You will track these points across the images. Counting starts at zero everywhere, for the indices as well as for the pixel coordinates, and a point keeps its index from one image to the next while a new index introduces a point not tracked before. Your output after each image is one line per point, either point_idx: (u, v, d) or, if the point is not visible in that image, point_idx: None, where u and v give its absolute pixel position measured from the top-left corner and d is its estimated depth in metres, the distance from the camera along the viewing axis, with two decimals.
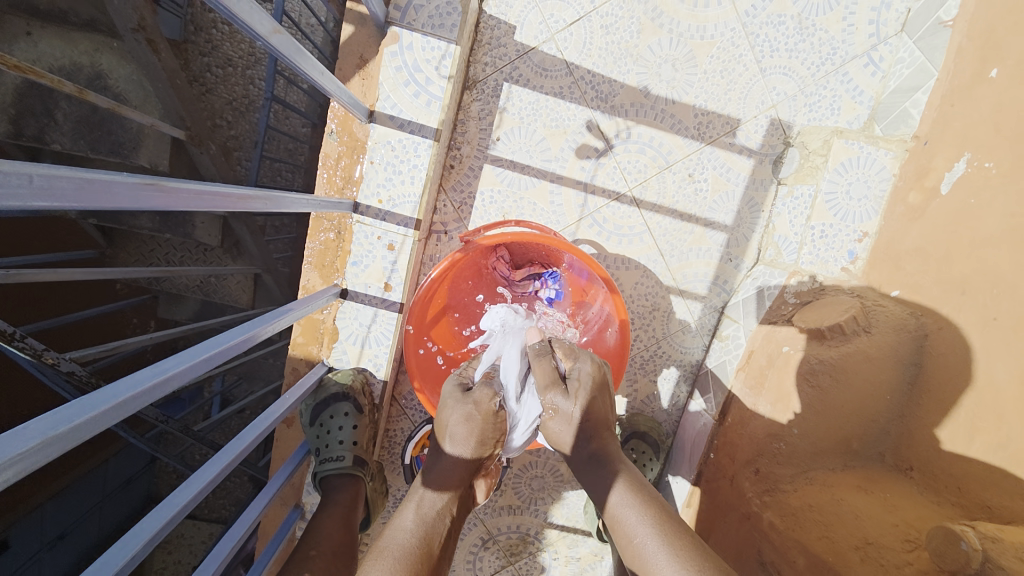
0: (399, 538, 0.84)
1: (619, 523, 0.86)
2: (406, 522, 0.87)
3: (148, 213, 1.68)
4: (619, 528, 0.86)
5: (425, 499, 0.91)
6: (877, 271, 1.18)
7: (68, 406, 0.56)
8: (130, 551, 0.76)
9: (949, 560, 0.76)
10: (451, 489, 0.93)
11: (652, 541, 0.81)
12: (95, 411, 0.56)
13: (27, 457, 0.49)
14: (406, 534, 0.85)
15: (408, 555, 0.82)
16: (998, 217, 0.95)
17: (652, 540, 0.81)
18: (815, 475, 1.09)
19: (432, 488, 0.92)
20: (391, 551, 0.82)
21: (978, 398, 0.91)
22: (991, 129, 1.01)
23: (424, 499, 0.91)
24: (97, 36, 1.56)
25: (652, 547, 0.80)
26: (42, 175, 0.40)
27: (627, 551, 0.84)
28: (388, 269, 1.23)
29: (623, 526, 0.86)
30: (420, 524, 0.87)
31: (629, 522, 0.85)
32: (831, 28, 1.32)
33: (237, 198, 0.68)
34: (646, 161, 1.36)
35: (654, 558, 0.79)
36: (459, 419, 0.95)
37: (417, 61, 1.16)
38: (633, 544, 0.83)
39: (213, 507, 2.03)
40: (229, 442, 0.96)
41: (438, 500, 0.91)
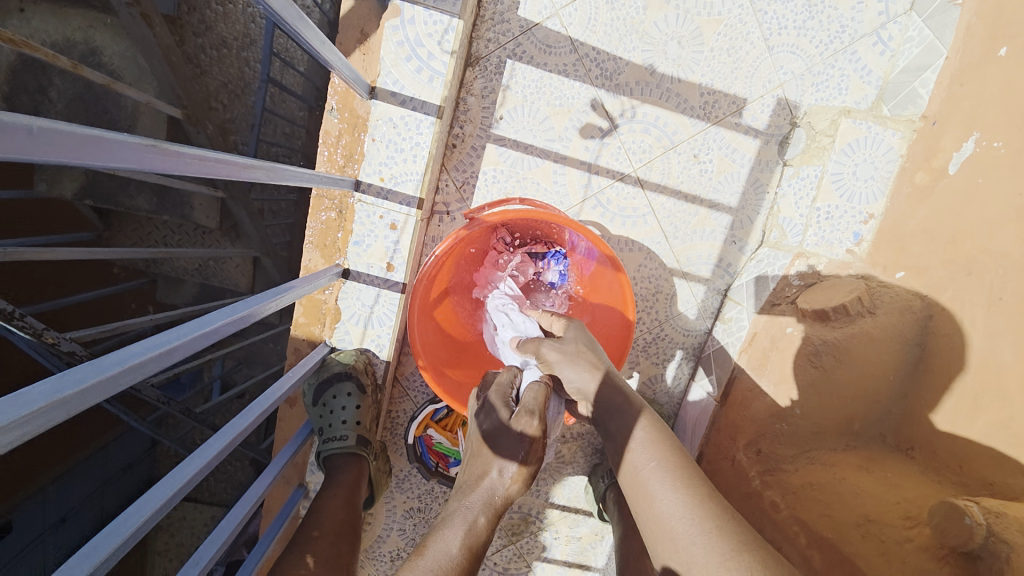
0: (441, 563, 0.76)
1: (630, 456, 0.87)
2: (450, 546, 0.79)
3: (145, 193, 1.67)
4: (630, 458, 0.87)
5: (471, 521, 0.82)
6: (882, 253, 1.17)
7: (73, 371, 0.55)
8: (140, 518, 0.77)
9: (951, 535, 0.77)
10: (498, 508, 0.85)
11: (657, 470, 0.83)
12: (101, 376, 0.56)
13: (34, 419, 0.49)
14: (452, 563, 0.77)
15: None
16: (1005, 197, 0.94)
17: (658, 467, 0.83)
18: (816, 455, 1.10)
19: (481, 512, 0.83)
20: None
21: (981, 379, 0.91)
22: (1000, 108, 1.00)
23: (473, 523, 0.82)
24: (90, 12, 1.54)
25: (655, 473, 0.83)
26: (43, 128, 0.39)
27: (632, 471, 0.87)
28: (390, 249, 1.22)
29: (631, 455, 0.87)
30: (466, 552, 0.79)
31: (638, 455, 0.86)
32: (840, 6, 1.30)
33: (239, 168, 0.67)
34: (651, 141, 1.34)
35: (660, 489, 0.81)
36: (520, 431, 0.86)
37: (420, 35, 1.13)
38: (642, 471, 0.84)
39: (214, 491, 2.04)
40: (233, 417, 0.97)
41: (484, 529, 0.82)
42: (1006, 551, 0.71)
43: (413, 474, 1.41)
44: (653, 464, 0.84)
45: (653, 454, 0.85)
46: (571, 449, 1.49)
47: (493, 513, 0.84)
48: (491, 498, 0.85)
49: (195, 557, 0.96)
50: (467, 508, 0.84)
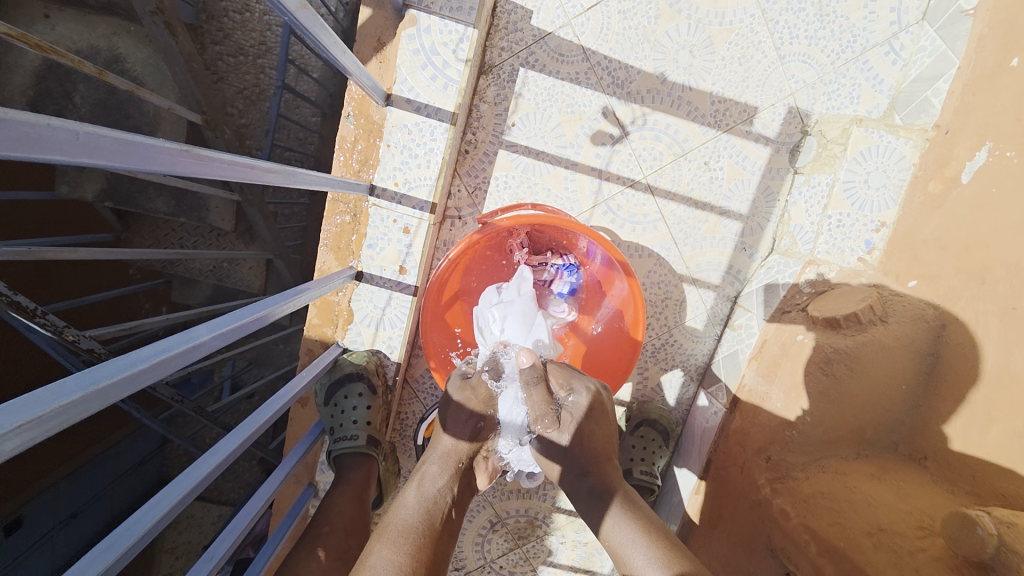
0: (402, 514, 0.85)
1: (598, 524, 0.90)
2: (407, 499, 0.88)
3: (164, 196, 1.70)
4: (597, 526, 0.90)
5: (428, 476, 0.92)
6: (894, 261, 1.16)
7: (109, 364, 0.57)
8: (158, 513, 0.79)
9: (963, 544, 0.77)
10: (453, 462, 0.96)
11: (638, 554, 0.81)
12: (135, 369, 0.58)
13: (72, 408, 0.50)
14: (407, 509, 0.86)
15: (412, 527, 0.82)
16: (1019, 206, 0.94)
17: (639, 549, 0.82)
18: (827, 463, 1.09)
19: (433, 464, 0.95)
20: (397, 524, 0.83)
21: (996, 390, 0.90)
22: (1014, 118, 1.00)
23: (427, 472, 0.93)
24: (115, 20, 1.59)
25: (639, 558, 0.81)
26: (87, 132, 0.41)
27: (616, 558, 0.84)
28: (403, 252, 1.24)
29: (612, 539, 0.86)
30: (423, 501, 0.88)
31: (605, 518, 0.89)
32: (852, 16, 1.30)
33: (262, 171, 0.69)
34: (661, 148, 1.35)
35: (631, 548, 0.83)
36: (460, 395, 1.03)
37: (435, 43, 1.16)
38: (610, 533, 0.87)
39: (223, 490, 2.06)
40: (248, 416, 0.99)
41: (438, 476, 0.93)
42: (1016, 561, 0.70)
43: None
44: (614, 524, 0.87)
45: (616, 514, 0.88)
46: None
47: (445, 466, 0.95)
48: (445, 452, 0.97)
49: (208, 552, 0.98)
50: (426, 466, 0.95)
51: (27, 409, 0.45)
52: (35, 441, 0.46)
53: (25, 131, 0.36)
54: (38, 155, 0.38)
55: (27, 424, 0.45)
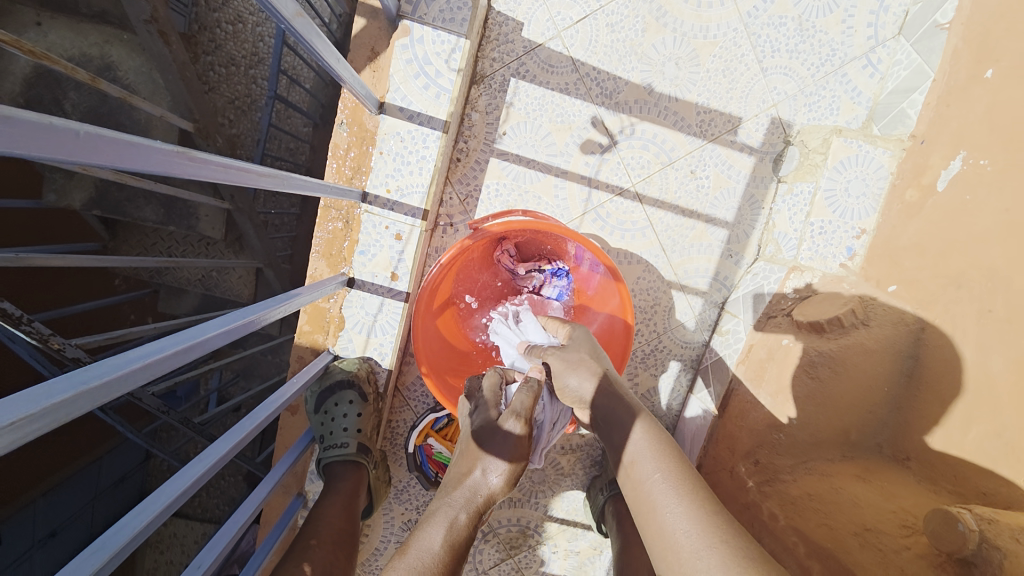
0: (424, 560, 0.81)
1: (635, 465, 0.86)
2: (433, 543, 0.84)
3: (153, 205, 1.71)
4: (634, 469, 0.86)
5: (455, 521, 0.88)
6: (875, 266, 1.20)
7: (102, 363, 0.57)
8: (149, 515, 0.75)
9: (947, 541, 0.78)
10: (478, 506, 0.92)
11: (664, 483, 0.81)
12: (129, 368, 0.58)
13: (64, 407, 0.50)
14: (434, 557, 0.82)
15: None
16: (992, 213, 0.98)
17: (664, 479, 0.81)
18: (814, 465, 1.10)
19: (463, 509, 0.90)
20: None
21: (975, 391, 0.93)
22: (985, 128, 1.05)
23: (456, 520, 0.89)
24: (107, 29, 1.60)
25: (662, 486, 0.80)
26: (88, 134, 0.42)
27: (640, 486, 0.84)
28: (395, 258, 1.24)
29: (638, 465, 0.86)
30: (448, 547, 0.84)
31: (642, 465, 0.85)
32: (830, 31, 1.35)
33: (256, 176, 0.70)
34: (649, 157, 1.38)
35: (664, 496, 0.79)
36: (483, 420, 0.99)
37: (428, 54, 1.18)
38: (646, 482, 0.82)
39: (206, 506, 2.01)
40: (239, 421, 0.97)
41: (465, 525, 0.89)
42: (998, 556, 0.72)
43: (412, 485, 1.41)
44: (656, 475, 0.82)
45: (658, 466, 0.83)
46: (570, 461, 1.50)
47: (473, 510, 0.91)
48: (473, 496, 0.92)
49: (196, 560, 0.96)
50: (449, 508, 0.90)
51: (20, 405, 0.45)
52: (26, 439, 0.46)
53: (29, 131, 0.37)
54: (41, 154, 0.39)
55: (20, 420, 0.45)
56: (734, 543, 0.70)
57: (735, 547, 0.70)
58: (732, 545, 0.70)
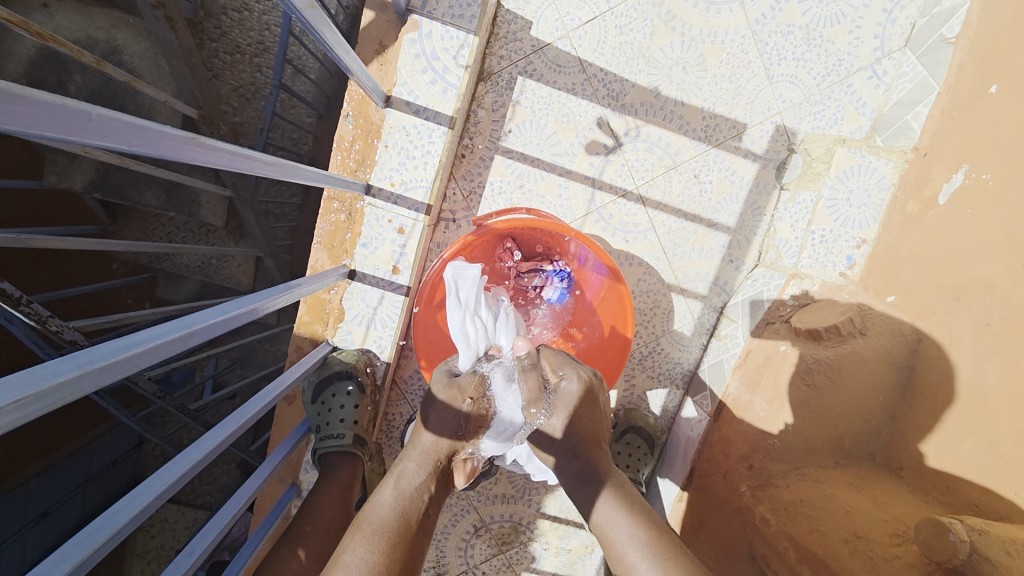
0: (378, 513, 0.85)
1: (605, 530, 0.87)
2: (384, 497, 0.88)
3: (154, 190, 1.72)
4: (602, 537, 0.87)
5: (405, 472, 0.91)
6: (874, 277, 1.21)
7: (105, 346, 0.57)
8: (146, 499, 0.74)
9: (937, 551, 0.79)
10: (433, 462, 0.94)
11: (634, 545, 0.83)
12: (132, 351, 0.58)
13: (66, 388, 0.50)
14: (379, 506, 0.86)
15: (388, 529, 0.82)
16: (992, 227, 0.98)
17: (624, 531, 0.85)
18: (807, 471, 1.11)
19: (413, 462, 0.93)
20: (371, 524, 0.82)
21: (968, 403, 0.94)
22: (989, 143, 1.05)
23: (407, 472, 0.92)
24: (114, 12, 1.59)
25: (625, 539, 0.84)
26: (101, 116, 0.42)
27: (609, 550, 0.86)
28: (396, 252, 1.25)
29: (600, 521, 0.89)
30: (398, 498, 0.88)
31: (611, 524, 0.87)
32: (837, 40, 1.36)
33: (263, 165, 0.70)
34: (653, 160, 1.39)
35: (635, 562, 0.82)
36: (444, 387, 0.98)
37: (436, 49, 1.18)
38: (618, 546, 0.84)
39: (198, 493, 2.01)
40: (237, 409, 0.97)
41: (414, 475, 0.91)
42: (989, 568, 0.73)
43: None
44: (623, 534, 0.85)
45: (627, 527, 0.86)
46: None
47: (424, 463, 0.93)
48: (424, 449, 0.94)
49: (189, 547, 0.97)
50: (405, 463, 0.93)
51: (23, 384, 0.45)
52: (27, 419, 0.46)
53: (43, 111, 0.37)
54: (52, 133, 0.39)
55: (22, 400, 0.44)
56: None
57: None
58: None
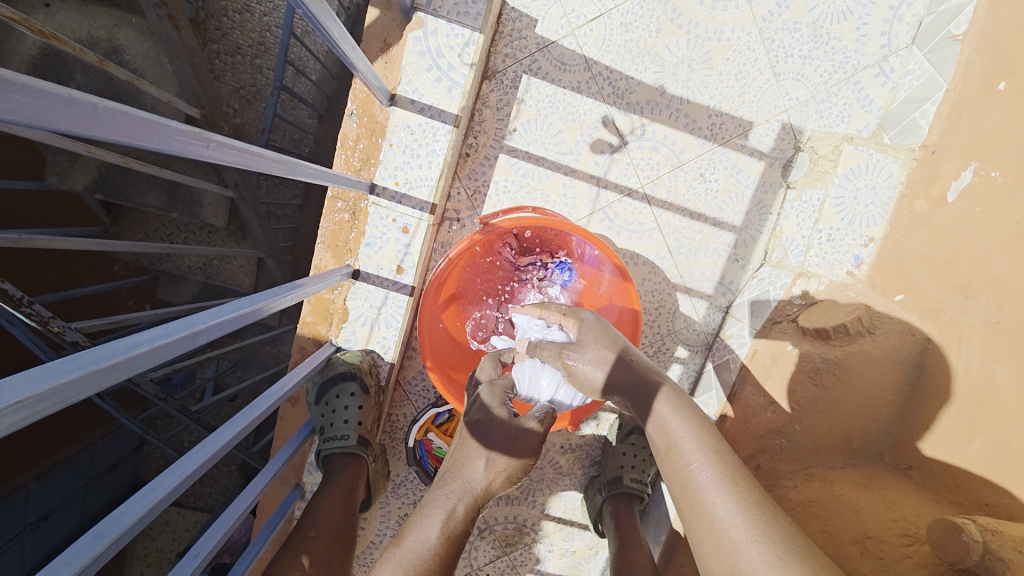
0: (419, 551, 0.84)
1: (676, 451, 0.82)
2: (427, 534, 0.86)
3: (155, 190, 1.69)
4: (674, 455, 0.82)
5: (450, 511, 0.90)
6: (881, 275, 1.20)
7: (111, 344, 0.56)
8: (153, 500, 0.73)
9: (949, 551, 0.78)
10: (477, 501, 0.92)
11: (705, 473, 0.78)
12: (138, 350, 0.57)
13: (70, 388, 0.49)
14: (428, 550, 0.84)
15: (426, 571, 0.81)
16: (1002, 224, 0.98)
17: (708, 470, 0.78)
18: (815, 471, 1.10)
19: (460, 501, 0.91)
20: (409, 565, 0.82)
21: (979, 402, 0.93)
22: (998, 140, 1.04)
23: (453, 512, 0.90)
24: (116, 12, 1.59)
25: (707, 477, 0.77)
26: (107, 108, 0.41)
27: (679, 474, 0.81)
28: (401, 252, 1.24)
29: (679, 451, 0.82)
30: (445, 538, 0.87)
31: (684, 454, 0.81)
32: (844, 38, 1.35)
33: (268, 161, 0.69)
34: (659, 158, 1.38)
35: (709, 487, 0.76)
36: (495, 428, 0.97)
37: (441, 46, 1.17)
38: (688, 470, 0.79)
39: (199, 496, 2.00)
40: (242, 409, 0.96)
41: (462, 518, 0.90)
42: (1001, 567, 0.72)
43: (410, 479, 1.40)
44: (699, 466, 0.79)
45: (699, 453, 0.80)
46: (569, 460, 1.50)
47: (470, 502, 0.91)
48: (470, 487, 0.92)
49: (194, 548, 0.94)
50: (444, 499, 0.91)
51: (27, 385, 0.44)
52: (32, 420, 0.45)
53: (49, 101, 0.36)
54: (61, 126, 0.38)
55: (28, 399, 0.43)
56: (779, 537, 0.68)
57: (781, 543, 0.67)
58: (778, 542, 0.67)
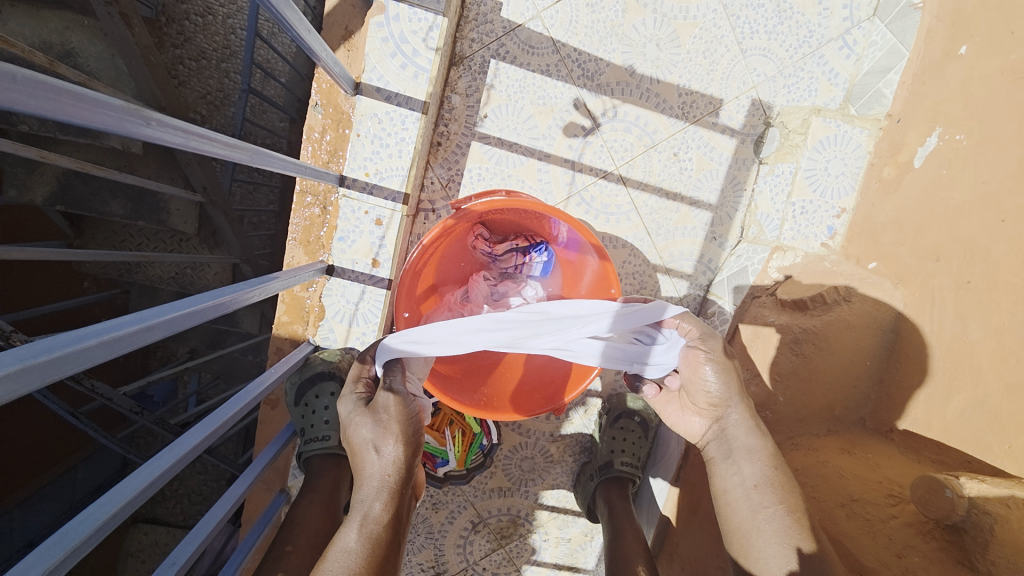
0: (340, 561, 0.73)
1: (757, 491, 0.84)
2: (347, 542, 0.75)
3: (120, 199, 1.58)
4: (754, 495, 0.84)
5: (363, 512, 0.78)
6: (855, 245, 1.22)
7: (54, 337, 0.52)
8: (115, 507, 0.67)
9: (934, 507, 0.79)
10: (396, 488, 0.81)
11: (778, 518, 0.80)
12: (84, 343, 0.53)
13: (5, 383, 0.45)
14: (352, 557, 0.73)
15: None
16: (970, 184, 0.99)
17: (782, 515, 0.81)
18: (801, 440, 1.12)
19: (376, 498, 0.79)
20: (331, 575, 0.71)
21: (955, 362, 0.95)
22: (961, 104, 1.06)
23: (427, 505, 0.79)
24: (68, 14, 1.51)
25: (777, 523, 0.80)
26: (26, 78, 0.39)
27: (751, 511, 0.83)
28: (375, 244, 1.21)
29: (761, 492, 0.83)
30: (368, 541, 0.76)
31: (762, 493, 0.83)
32: (807, 12, 1.36)
33: (218, 145, 0.66)
34: (632, 140, 1.38)
35: (774, 533, 0.80)
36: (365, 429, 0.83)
37: (404, 32, 1.15)
38: (761, 513, 0.82)
39: (188, 513, 1.95)
40: (215, 410, 0.91)
41: (384, 513, 0.78)
42: (988, 521, 0.73)
43: None
44: (773, 510, 0.81)
45: (777, 497, 0.82)
46: (560, 448, 1.49)
47: (386, 493, 0.80)
48: (379, 480, 0.80)
49: (170, 557, 0.89)
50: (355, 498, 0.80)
51: None
52: None
53: None
54: None
55: None
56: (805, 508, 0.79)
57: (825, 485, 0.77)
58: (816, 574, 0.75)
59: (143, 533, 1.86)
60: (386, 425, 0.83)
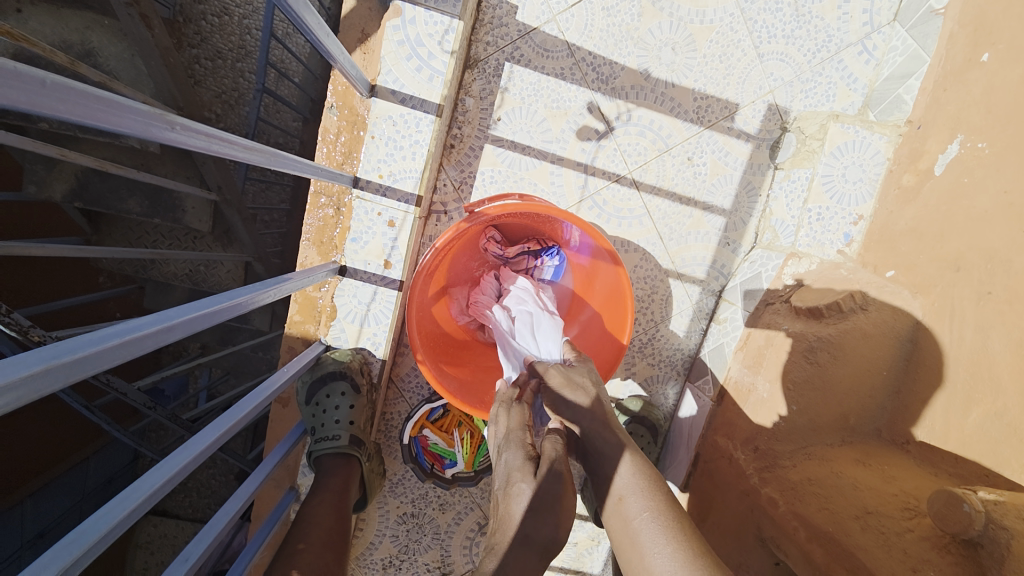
0: None
1: (625, 499, 0.82)
2: None
3: (137, 196, 1.60)
4: (623, 504, 0.82)
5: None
6: (872, 252, 1.20)
7: (77, 337, 0.53)
8: (131, 505, 0.68)
9: (952, 522, 0.77)
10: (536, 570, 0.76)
11: (653, 523, 0.77)
12: (105, 344, 0.54)
13: (29, 383, 0.45)
14: None
15: None
16: (991, 193, 0.97)
17: (655, 520, 0.77)
18: (814, 450, 1.10)
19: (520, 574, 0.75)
20: None
21: (974, 374, 0.92)
22: (983, 112, 1.04)
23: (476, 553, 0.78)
24: (88, 14, 1.53)
25: (652, 528, 0.76)
26: (56, 84, 0.40)
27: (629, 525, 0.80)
28: (388, 246, 1.22)
29: (628, 500, 0.81)
30: None
31: (631, 501, 0.81)
32: (826, 16, 1.34)
33: (237, 148, 0.67)
34: (646, 143, 1.37)
35: (654, 541, 0.75)
36: (529, 495, 0.80)
37: (420, 35, 1.15)
38: (635, 522, 0.79)
39: (197, 507, 1.96)
40: (228, 410, 0.92)
41: None
42: (1005, 537, 0.71)
43: (407, 478, 1.44)
44: (646, 515, 0.78)
45: (646, 503, 0.80)
46: None
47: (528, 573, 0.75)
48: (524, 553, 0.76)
49: (182, 554, 0.90)
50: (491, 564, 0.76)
51: None
52: None
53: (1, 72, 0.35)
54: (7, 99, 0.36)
55: None
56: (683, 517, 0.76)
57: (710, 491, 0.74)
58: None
59: (153, 524, 1.89)
60: (554, 498, 0.80)
